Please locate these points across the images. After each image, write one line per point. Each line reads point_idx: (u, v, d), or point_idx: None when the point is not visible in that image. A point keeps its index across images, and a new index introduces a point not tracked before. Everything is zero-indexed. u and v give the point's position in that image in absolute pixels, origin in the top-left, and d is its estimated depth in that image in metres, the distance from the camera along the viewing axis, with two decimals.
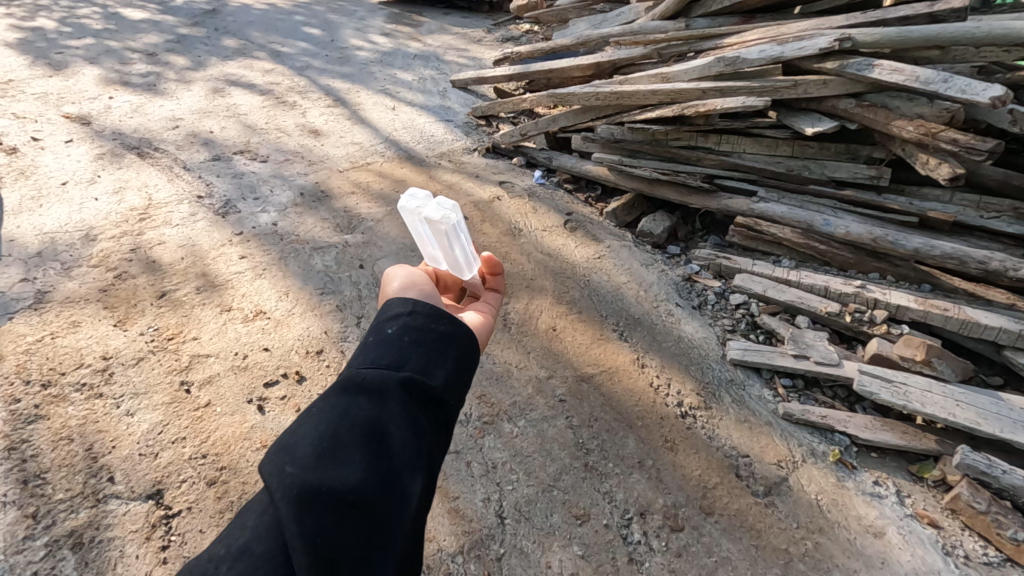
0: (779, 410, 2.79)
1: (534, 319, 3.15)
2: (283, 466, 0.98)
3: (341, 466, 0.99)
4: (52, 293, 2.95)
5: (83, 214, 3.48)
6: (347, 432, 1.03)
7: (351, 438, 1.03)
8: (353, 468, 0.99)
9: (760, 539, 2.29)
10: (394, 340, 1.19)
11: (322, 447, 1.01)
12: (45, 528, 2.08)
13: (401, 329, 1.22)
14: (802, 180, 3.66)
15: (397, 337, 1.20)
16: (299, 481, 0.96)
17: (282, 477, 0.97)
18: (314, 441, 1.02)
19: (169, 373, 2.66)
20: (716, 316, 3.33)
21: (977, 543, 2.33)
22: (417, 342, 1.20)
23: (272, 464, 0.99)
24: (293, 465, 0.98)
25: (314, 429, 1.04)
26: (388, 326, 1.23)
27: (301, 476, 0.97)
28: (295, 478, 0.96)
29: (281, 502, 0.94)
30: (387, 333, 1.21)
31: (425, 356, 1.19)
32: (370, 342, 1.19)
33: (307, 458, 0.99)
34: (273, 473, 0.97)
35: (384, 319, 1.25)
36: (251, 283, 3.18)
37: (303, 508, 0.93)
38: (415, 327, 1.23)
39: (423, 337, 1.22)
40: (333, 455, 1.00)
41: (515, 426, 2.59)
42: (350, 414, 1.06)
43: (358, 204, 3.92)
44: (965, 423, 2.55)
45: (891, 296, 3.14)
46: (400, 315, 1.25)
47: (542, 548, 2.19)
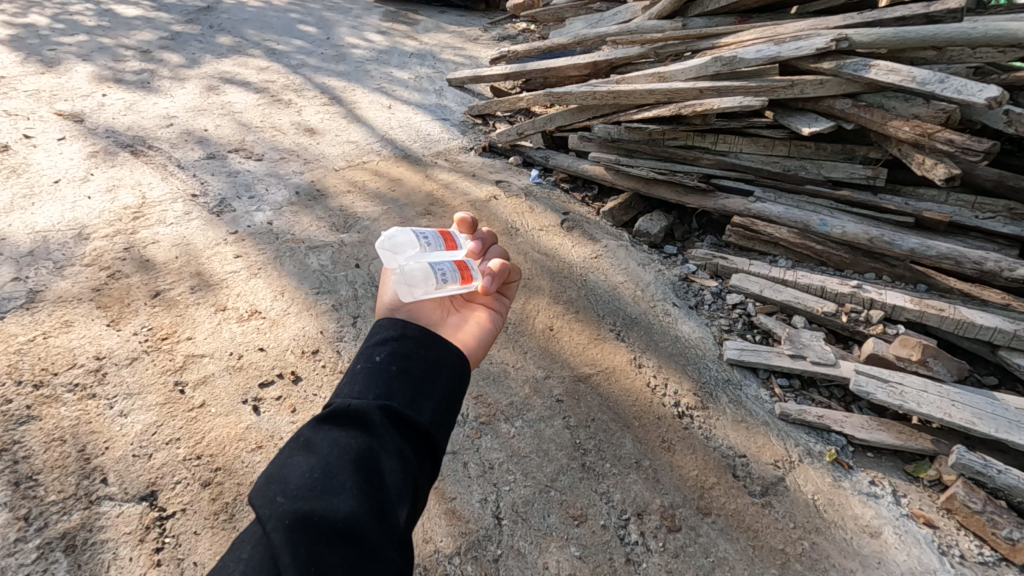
0: (776, 410, 2.79)
1: (531, 319, 3.14)
2: (274, 497, 1.00)
3: (332, 495, 1.00)
4: (44, 292, 2.92)
5: (75, 212, 3.45)
6: (338, 461, 1.04)
7: (342, 467, 1.04)
8: (344, 497, 1.00)
9: (757, 539, 2.29)
10: (383, 368, 1.21)
11: (312, 476, 1.02)
12: (37, 530, 2.06)
13: (390, 356, 1.24)
14: (799, 180, 3.66)
15: (387, 365, 1.22)
16: (290, 511, 0.97)
17: (274, 508, 0.98)
18: (304, 472, 1.03)
19: (164, 374, 2.64)
20: (712, 315, 3.33)
21: (972, 543, 2.33)
22: (408, 368, 1.22)
23: (263, 496, 1.01)
24: (284, 495, 1.00)
25: (304, 460, 1.05)
26: (378, 353, 1.25)
27: (292, 505, 0.98)
28: (286, 508, 0.97)
29: (273, 532, 0.95)
30: (377, 359, 1.23)
31: (415, 384, 1.21)
32: (359, 372, 1.21)
33: (298, 489, 1.00)
34: (264, 504, 0.99)
35: (372, 347, 1.27)
36: (246, 283, 3.16)
37: (295, 537, 0.93)
38: (404, 354, 1.25)
39: (413, 363, 1.24)
40: (323, 484, 1.01)
41: (512, 427, 2.58)
42: (340, 445, 1.07)
43: (354, 203, 3.90)
44: (961, 423, 2.56)
45: (887, 296, 3.15)
46: (389, 341, 1.27)
47: (538, 549, 2.18)
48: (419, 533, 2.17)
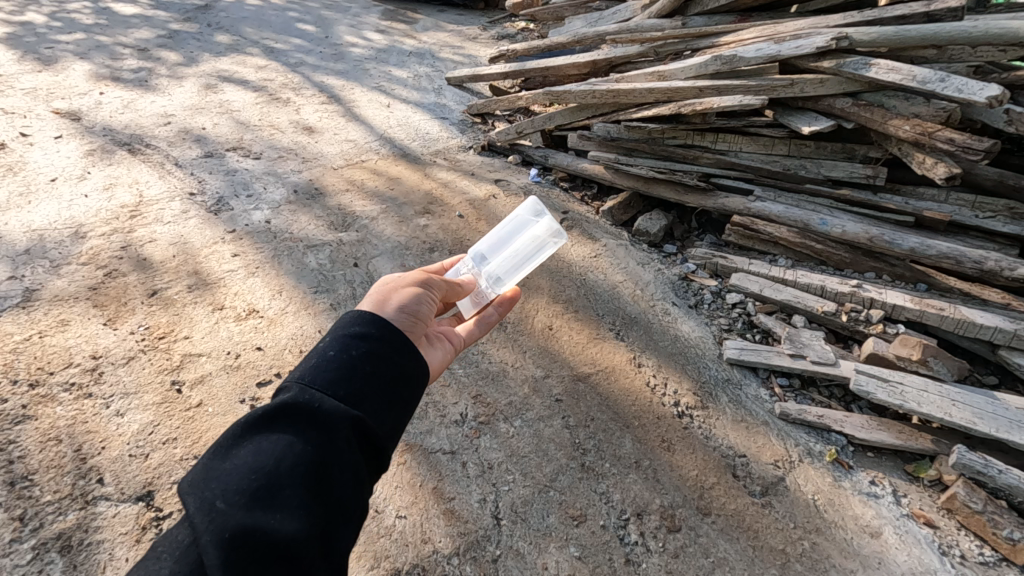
0: (776, 409, 2.79)
1: (530, 318, 3.13)
2: (215, 501, 0.99)
3: (277, 511, 1.00)
4: (40, 291, 2.90)
5: (72, 211, 3.43)
6: (289, 472, 1.04)
7: (291, 479, 1.04)
8: (288, 515, 1.00)
9: (757, 540, 2.28)
10: (353, 368, 1.21)
11: (259, 484, 1.02)
12: (33, 531, 2.05)
13: (362, 357, 1.24)
14: (798, 179, 3.65)
15: (356, 366, 1.22)
16: (232, 522, 0.96)
17: (213, 515, 0.97)
18: (252, 476, 1.03)
19: (161, 373, 2.62)
20: (712, 314, 3.32)
21: (973, 543, 2.33)
22: (376, 374, 1.23)
23: (203, 498, 1.00)
24: (225, 501, 0.99)
25: (254, 462, 1.05)
26: (351, 350, 1.24)
27: (234, 515, 0.97)
28: (227, 518, 0.97)
29: (208, 542, 0.94)
30: (348, 357, 1.23)
31: (381, 394, 1.22)
32: (323, 369, 1.19)
33: (241, 497, 1.00)
34: (203, 509, 0.98)
35: (340, 343, 1.25)
36: (244, 281, 3.14)
37: (233, 553, 0.93)
38: (376, 358, 1.25)
39: (382, 370, 1.24)
40: (270, 496, 1.01)
41: (511, 426, 2.57)
42: (294, 452, 1.07)
43: (353, 202, 3.89)
44: (961, 423, 2.55)
45: (887, 295, 3.14)
46: (360, 344, 1.26)
47: (537, 549, 2.17)
48: (417, 533, 2.16)
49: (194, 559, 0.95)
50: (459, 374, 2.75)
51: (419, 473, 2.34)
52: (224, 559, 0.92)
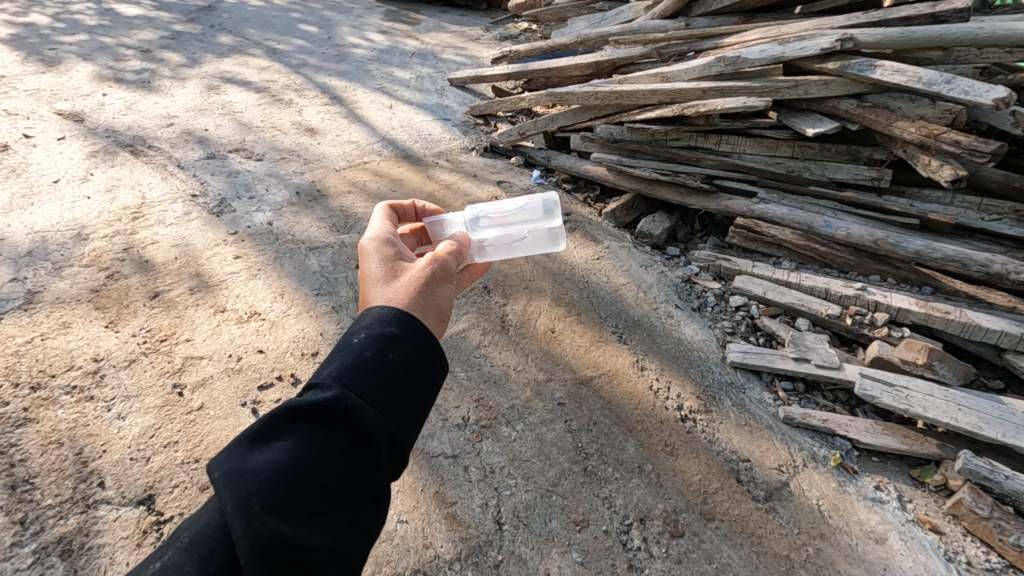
0: (780, 414, 2.77)
1: (532, 322, 3.11)
2: (248, 501, 0.93)
3: (305, 522, 0.96)
4: (42, 293, 2.90)
5: (75, 212, 3.43)
6: (320, 481, 0.99)
7: (323, 489, 0.99)
8: (318, 529, 0.96)
9: (761, 546, 2.26)
10: (390, 369, 1.13)
11: (291, 491, 0.96)
12: (33, 535, 2.04)
13: (399, 359, 1.16)
14: (802, 181, 3.64)
15: (392, 366, 1.14)
16: (265, 530, 0.91)
17: (247, 516, 0.92)
18: (283, 479, 0.96)
19: (162, 376, 2.61)
20: (715, 318, 3.31)
21: (979, 549, 2.31)
22: (413, 380, 1.16)
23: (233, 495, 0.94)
24: (259, 503, 0.93)
25: (287, 463, 0.98)
26: (388, 350, 1.15)
27: (267, 522, 0.92)
28: (259, 522, 0.91)
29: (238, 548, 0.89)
30: (385, 358, 1.14)
31: (415, 403, 1.15)
32: (362, 365, 1.11)
33: (275, 501, 0.94)
34: (238, 508, 0.92)
35: (382, 336, 1.17)
36: (245, 283, 3.14)
37: (264, 565, 0.88)
38: (414, 361, 1.17)
39: (419, 376, 1.17)
40: (300, 506, 0.96)
41: (513, 430, 2.55)
42: (327, 459, 1.01)
43: (354, 204, 3.88)
44: (967, 427, 2.52)
45: (891, 298, 3.12)
46: (400, 342, 1.18)
47: (540, 554, 2.16)
48: (418, 539, 2.14)
49: (222, 556, 0.91)
50: (461, 377, 2.74)
51: (420, 477, 2.33)
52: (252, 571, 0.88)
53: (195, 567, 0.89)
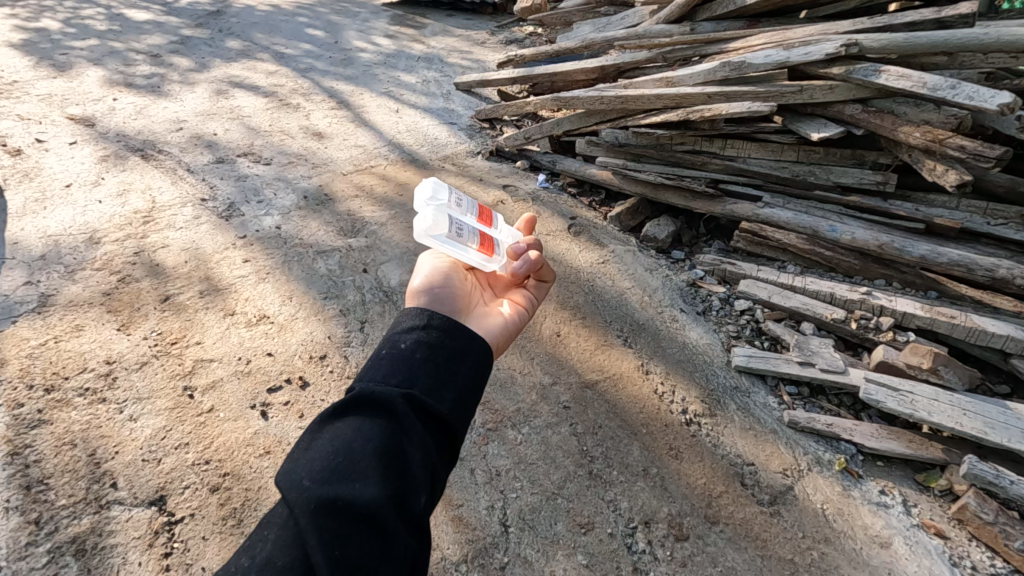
0: (784, 418, 2.78)
1: (538, 325, 3.13)
2: (302, 480, 1.05)
3: (355, 481, 1.05)
4: (55, 296, 2.95)
5: (87, 216, 3.48)
6: (363, 449, 1.10)
7: (366, 454, 1.09)
8: (368, 484, 1.05)
9: (765, 549, 2.27)
10: (407, 356, 1.28)
11: (336, 460, 1.08)
12: (48, 535, 2.08)
13: (413, 346, 1.31)
14: (808, 186, 3.65)
15: (409, 354, 1.29)
16: (316, 495, 1.02)
17: (300, 490, 1.04)
18: (329, 456, 1.09)
19: (173, 378, 2.65)
20: (720, 321, 3.32)
21: (984, 554, 2.31)
22: (430, 358, 1.29)
23: (290, 481, 1.06)
24: (310, 479, 1.06)
25: (331, 444, 1.11)
26: (402, 342, 1.32)
27: (317, 490, 1.03)
28: (312, 491, 1.03)
29: (299, 516, 1.00)
30: (400, 349, 1.30)
31: (436, 375, 1.27)
32: (382, 360, 1.28)
33: (323, 473, 1.06)
34: (292, 487, 1.04)
35: (398, 334, 1.35)
36: (254, 287, 3.18)
37: (321, 521, 0.99)
38: (426, 344, 1.32)
39: (434, 354, 1.30)
40: (348, 469, 1.07)
41: (519, 434, 2.57)
42: (365, 432, 1.13)
43: (362, 208, 3.92)
44: (972, 433, 2.53)
45: (897, 303, 3.13)
46: (413, 330, 1.35)
47: (545, 556, 2.18)
48: None
49: (290, 532, 1.01)
50: None
51: None
52: (313, 528, 0.98)
53: (271, 542, 1.00)
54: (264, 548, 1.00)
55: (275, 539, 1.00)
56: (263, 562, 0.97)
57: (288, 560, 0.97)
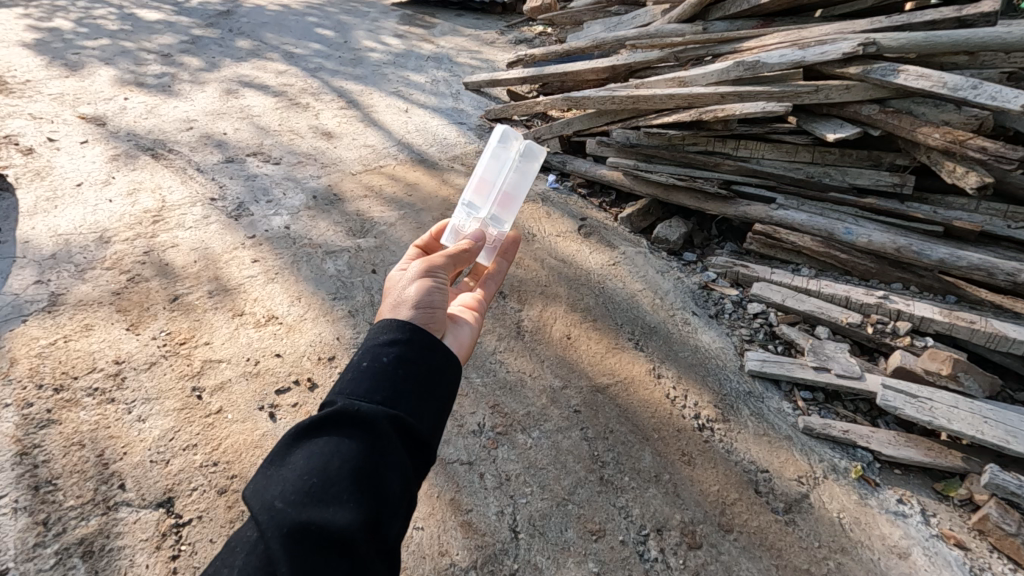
0: (799, 424, 2.73)
1: (548, 328, 3.11)
2: (275, 502, 1.03)
3: (330, 505, 1.03)
4: (65, 295, 2.95)
5: (97, 215, 3.49)
6: (338, 471, 1.07)
7: (342, 477, 1.06)
8: (343, 508, 1.03)
9: (780, 559, 2.23)
10: (388, 371, 1.23)
11: (311, 482, 1.05)
12: (56, 536, 2.07)
13: (395, 361, 1.25)
14: (823, 187, 3.60)
15: (390, 370, 1.23)
16: (289, 519, 1.00)
17: (273, 512, 1.01)
18: (303, 476, 1.06)
19: (181, 379, 2.63)
20: (732, 325, 3.26)
21: (1006, 566, 2.26)
22: (412, 375, 1.24)
23: (263, 503, 1.03)
24: (283, 500, 1.03)
25: (306, 464, 1.08)
26: (384, 355, 1.25)
27: (291, 513, 1.01)
28: (285, 514, 1.01)
29: (271, 541, 0.98)
30: (381, 363, 1.24)
31: (418, 392, 1.23)
32: (361, 373, 1.22)
33: (297, 495, 1.03)
34: (265, 509, 1.02)
35: (379, 346, 1.28)
36: (263, 287, 3.16)
37: (294, 547, 0.97)
38: (409, 359, 1.26)
39: (417, 371, 1.25)
40: (324, 493, 1.04)
41: (529, 438, 2.53)
42: (341, 453, 1.09)
43: (371, 207, 3.90)
44: (993, 441, 2.47)
45: (915, 307, 3.07)
46: (396, 344, 1.28)
47: (556, 564, 2.13)
48: (434, 545, 2.14)
49: (262, 553, 1.00)
50: (477, 383, 2.75)
51: (436, 484, 2.33)
52: (284, 555, 0.96)
53: (243, 563, 0.99)
54: (235, 569, 0.98)
55: (246, 561, 0.99)
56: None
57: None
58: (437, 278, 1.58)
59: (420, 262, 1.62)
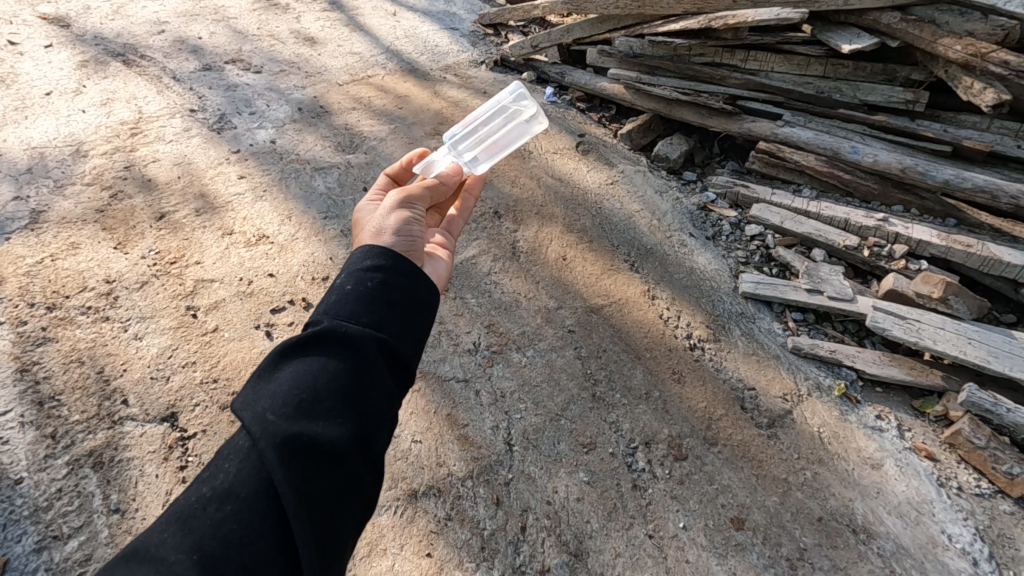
0: (788, 343, 2.79)
1: (543, 248, 3.07)
2: (265, 415, 1.03)
3: (319, 419, 1.04)
4: (47, 212, 2.86)
5: (71, 127, 3.31)
6: (326, 389, 1.07)
7: (330, 394, 1.07)
8: (332, 423, 1.04)
9: (761, 469, 2.35)
10: (373, 294, 1.21)
11: (300, 398, 1.05)
12: (65, 448, 2.14)
13: (380, 286, 1.23)
14: (831, 104, 3.43)
15: (375, 293, 1.22)
16: (280, 430, 1.01)
17: (264, 424, 1.02)
18: (291, 391, 1.06)
19: (175, 298, 2.61)
20: (729, 247, 3.24)
21: (971, 476, 2.41)
22: (397, 299, 1.24)
23: (252, 416, 1.04)
24: (273, 413, 1.04)
25: (294, 380, 1.08)
26: (368, 279, 1.24)
27: (283, 426, 1.02)
28: (277, 426, 1.01)
29: (262, 451, 0.99)
30: (365, 286, 1.22)
31: (403, 316, 1.22)
32: (346, 294, 1.20)
33: (287, 409, 1.04)
34: (255, 420, 1.02)
35: (362, 270, 1.26)
36: (252, 205, 3.07)
37: (286, 457, 0.98)
38: (395, 284, 1.25)
39: (402, 295, 1.24)
40: (312, 408, 1.05)
41: (524, 356, 2.58)
42: (328, 371, 1.09)
43: (360, 121, 3.72)
44: (974, 361, 2.54)
45: (913, 230, 3.04)
46: (380, 268, 1.27)
47: (548, 474, 2.23)
48: (432, 457, 2.23)
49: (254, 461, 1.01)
50: (472, 304, 2.76)
51: (433, 401, 2.40)
52: (276, 464, 0.97)
53: (236, 469, 1.00)
54: (229, 474, 0.99)
55: (239, 467, 1.00)
56: (224, 494, 0.97)
57: (251, 492, 0.97)
58: (415, 210, 1.53)
59: (397, 192, 1.56)
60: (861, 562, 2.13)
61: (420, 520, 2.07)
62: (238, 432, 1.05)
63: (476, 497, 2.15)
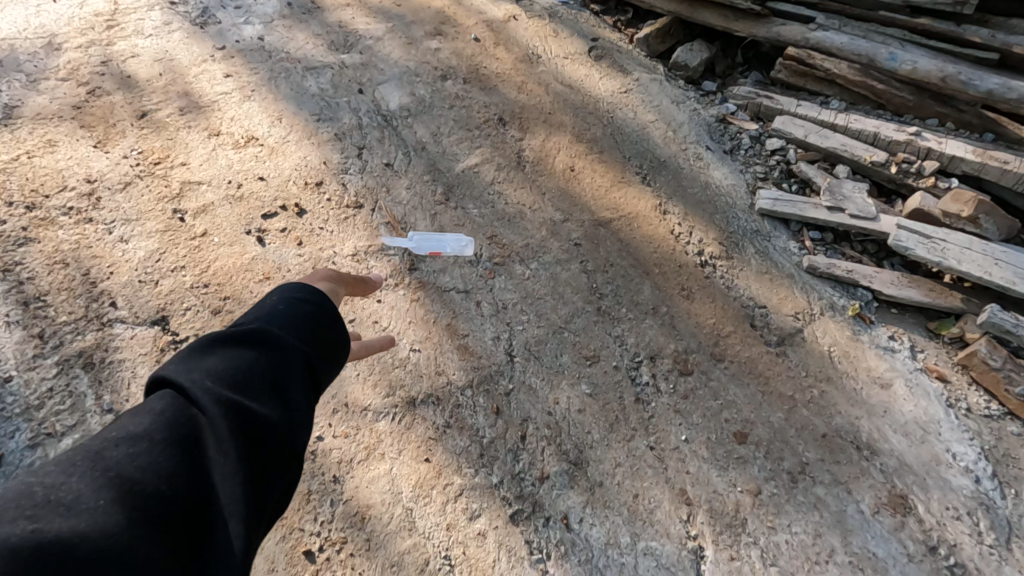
0: (804, 262, 2.67)
1: (550, 159, 2.89)
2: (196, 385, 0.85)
3: (254, 401, 0.87)
4: (20, 108, 2.67)
5: (41, 17, 3.04)
6: (260, 377, 0.90)
7: (265, 383, 0.90)
8: (269, 408, 0.88)
9: (767, 385, 2.29)
10: (312, 300, 1.06)
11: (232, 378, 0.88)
12: (54, 348, 2.08)
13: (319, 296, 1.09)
14: (872, 5, 3.15)
15: (313, 301, 1.07)
16: (212, 400, 0.83)
17: (197, 391, 0.85)
18: (221, 370, 0.88)
19: (161, 201, 2.46)
20: (748, 162, 3.05)
21: (981, 397, 2.36)
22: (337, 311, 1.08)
23: (164, 387, 0.87)
24: (203, 382, 0.86)
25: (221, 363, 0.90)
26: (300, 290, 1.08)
27: (211, 395, 0.84)
28: (209, 395, 0.84)
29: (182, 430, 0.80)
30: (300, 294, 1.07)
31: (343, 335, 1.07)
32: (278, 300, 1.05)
33: (217, 386, 0.86)
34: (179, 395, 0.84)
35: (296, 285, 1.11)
36: (239, 106, 2.87)
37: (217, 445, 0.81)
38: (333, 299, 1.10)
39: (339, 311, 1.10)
40: (247, 388, 0.88)
41: (527, 268, 2.47)
42: (260, 362, 0.92)
43: (355, 19, 3.42)
44: (998, 283, 2.43)
45: (947, 145, 2.85)
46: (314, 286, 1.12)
47: (550, 385, 2.18)
48: (431, 365, 2.18)
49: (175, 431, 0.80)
50: (474, 214, 2.62)
51: (432, 311, 2.32)
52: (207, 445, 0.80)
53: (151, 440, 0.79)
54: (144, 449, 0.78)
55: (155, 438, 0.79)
56: (137, 436, 0.79)
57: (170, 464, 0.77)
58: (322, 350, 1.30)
59: None
60: (863, 477, 2.11)
61: (418, 427, 2.04)
62: (153, 399, 0.85)
63: (475, 406, 2.11)
